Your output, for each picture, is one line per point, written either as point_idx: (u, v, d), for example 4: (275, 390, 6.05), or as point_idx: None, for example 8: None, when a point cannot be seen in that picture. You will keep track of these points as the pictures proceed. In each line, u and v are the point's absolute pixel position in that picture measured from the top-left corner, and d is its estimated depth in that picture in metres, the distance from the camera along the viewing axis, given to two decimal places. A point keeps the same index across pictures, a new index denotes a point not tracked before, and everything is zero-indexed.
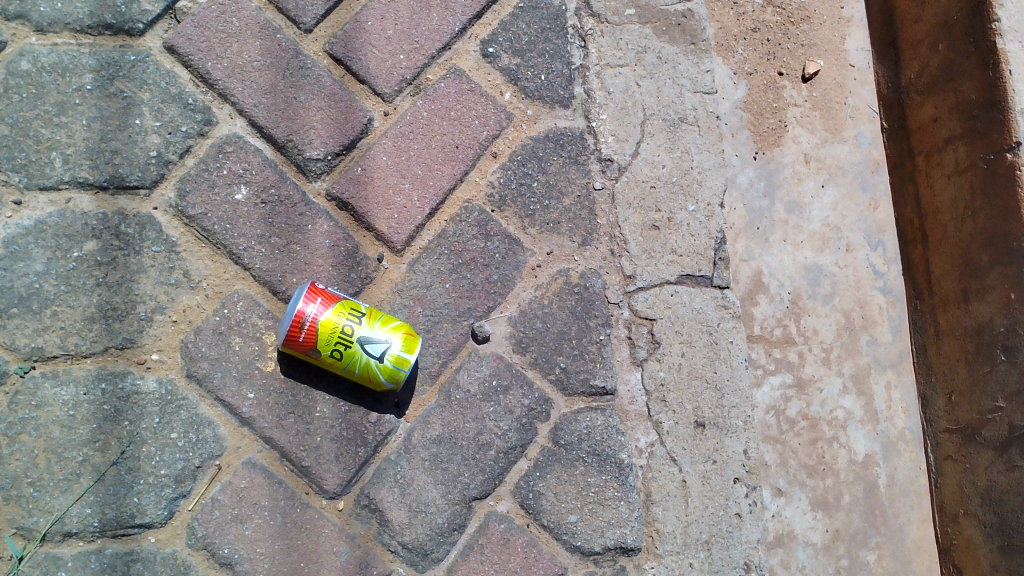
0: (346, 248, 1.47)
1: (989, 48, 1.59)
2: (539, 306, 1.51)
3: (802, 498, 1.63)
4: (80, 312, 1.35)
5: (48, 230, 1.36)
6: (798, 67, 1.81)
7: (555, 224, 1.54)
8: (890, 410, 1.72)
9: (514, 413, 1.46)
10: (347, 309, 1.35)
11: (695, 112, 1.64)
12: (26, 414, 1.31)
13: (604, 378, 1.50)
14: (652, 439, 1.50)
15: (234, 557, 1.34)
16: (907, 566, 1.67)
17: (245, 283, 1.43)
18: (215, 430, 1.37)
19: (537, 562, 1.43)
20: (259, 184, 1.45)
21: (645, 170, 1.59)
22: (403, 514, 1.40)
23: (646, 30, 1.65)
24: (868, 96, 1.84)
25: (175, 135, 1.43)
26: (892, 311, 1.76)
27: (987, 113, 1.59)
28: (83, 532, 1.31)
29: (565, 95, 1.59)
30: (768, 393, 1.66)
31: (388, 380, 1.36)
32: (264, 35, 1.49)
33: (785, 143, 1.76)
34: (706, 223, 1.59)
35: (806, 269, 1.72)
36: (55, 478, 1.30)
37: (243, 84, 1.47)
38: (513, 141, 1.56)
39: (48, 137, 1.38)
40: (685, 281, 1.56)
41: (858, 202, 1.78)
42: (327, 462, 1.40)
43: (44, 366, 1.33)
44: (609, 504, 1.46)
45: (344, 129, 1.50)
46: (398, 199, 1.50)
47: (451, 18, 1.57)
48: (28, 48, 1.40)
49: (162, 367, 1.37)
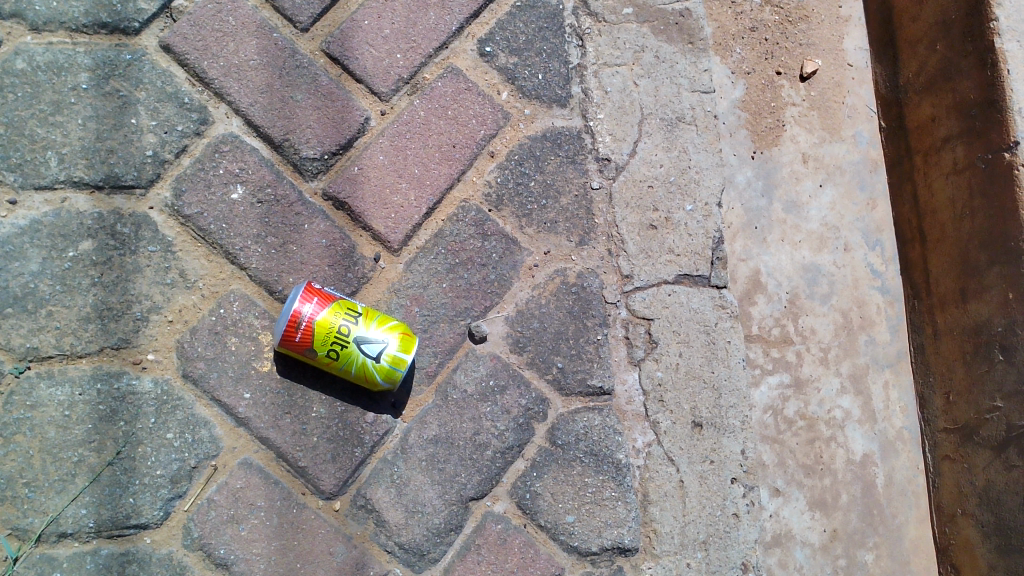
0: (342, 248, 1.46)
1: (987, 47, 1.59)
2: (536, 306, 1.51)
3: (799, 498, 1.63)
4: (75, 312, 1.35)
5: (43, 230, 1.36)
6: (796, 66, 1.81)
7: (552, 223, 1.54)
8: (888, 410, 1.72)
9: (511, 413, 1.46)
10: (343, 309, 1.35)
11: (693, 112, 1.64)
12: (21, 414, 1.31)
13: (602, 378, 1.50)
14: (650, 439, 1.50)
15: (230, 557, 1.34)
16: (905, 566, 1.67)
17: (241, 283, 1.42)
18: (210, 430, 1.37)
19: (534, 562, 1.43)
20: (255, 183, 1.44)
21: (642, 169, 1.58)
22: (400, 514, 1.40)
23: (643, 28, 1.65)
24: (866, 95, 1.84)
25: (171, 134, 1.42)
26: (890, 311, 1.76)
27: (985, 112, 1.59)
28: (79, 533, 1.30)
29: (562, 94, 1.59)
30: (766, 393, 1.65)
31: (385, 380, 1.36)
32: (259, 34, 1.48)
33: (783, 142, 1.76)
34: (704, 223, 1.59)
35: (804, 269, 1.72)
36: (50, 478, 1.30)
37: (238, 83, 1.46)
38: (511, 140, 1.56)
39: (43, 136, 1.37)
40: (683, 281, 1.56)
41: (856, 202, 1.78)
42: (323, 462, 1.39)
43: (39, 366, 1.33)
44: (607, 505, 1.46)
45: (340, 129, 1.49)
46: (394, 198, 1.49)
47: (448, 17, 1.57)
48: (23, 47, 1.39)
49: (157, 367, 1.37)
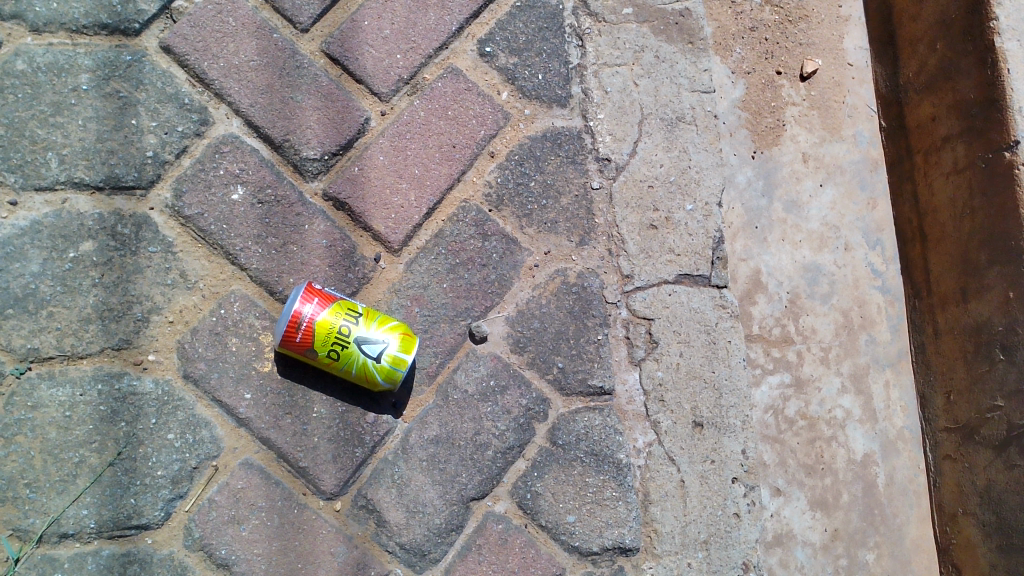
0: (343, 248, 1.47)
1: (988, 47, 1.59)
2: (537, 306, 1.51)
3: (801, 498, 1.63)
4: (76, 312, 1.35)
5: (44, 230, 1.36)
6: (796, 66, 1.81)
7: (552, 224, 1.54)
8: (889, 409, 1.72)
9: (512, 413, 1.46)
10: (344, 309, 1.35)
11: (693, 112, 1.64)
12: (23, 415, 1.31)
13: (602, 377, 1.50)
14: (651, 439, 1.50)
15: (231, 558, 1.34)
16: (906, 566, 1.67)
17: (242, 283, 1.42)
18: (212, 431, 1.37)
19: (535, 563, 1.43)
20: (256, 184, 1.45)
21: (642, 169, 1.58)
22: (401, 514, 1.40)
23: (643, 28, 1.65)
24: (867, 95, 1.84)
25: (171, 135, 1.42)
26: (891, 310, 1.76)
27: (985, 112, 1.59)
28: (80, 533, 1.30)
29: (563, 94, 1.59)
30: (767, 393, 1.66)
31: (386, 380, 1.36)
32: (260, 35, 1.49)
33: (783, 142, 1.76)
34: (704, 223, 1.59)
35: (805, 268, 1.72)
36: (52, 479, 1.30)
37: (239, 83, 1.46)
38: (511, 140, 1.56)
39: (44, 137, 1.38)
40: (683, 281, 1.56)
41: (856, 201, 1.78)
42: (324, 462, 1.39)
43: (40, 367, 1.33)
44: (608, 505, 1.46)
45: (341, 129, 1.49)
46: (395, 199, 1.49)
47: (448, 18, 1.57)
48: (23, 48, 1.39)
49: (158, 367, 1.37)
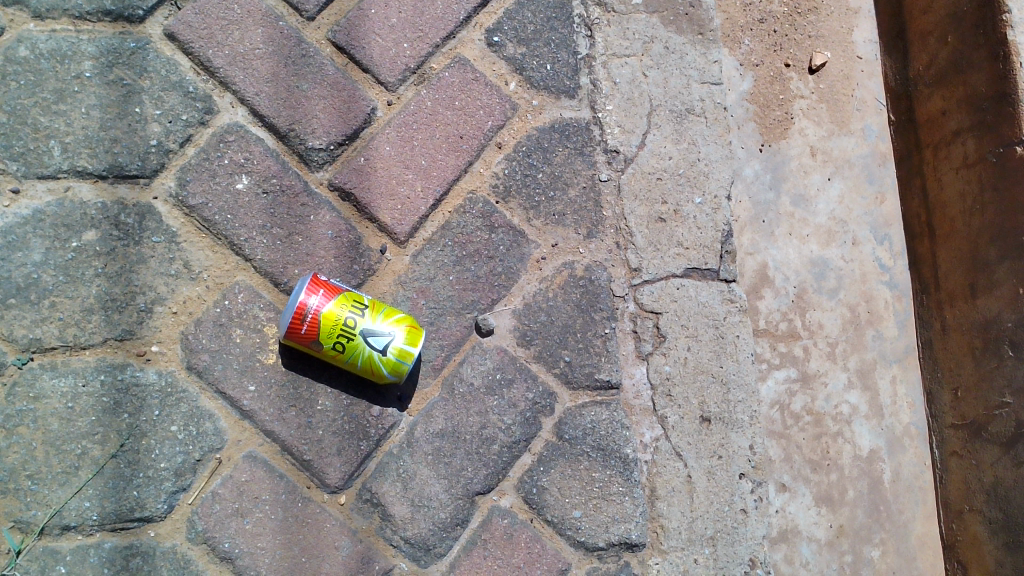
0: (348, 239, 1.45)
1: (999, 40, 1.57)
2: (544, 298, 1.49)
3: (806, 494, 1.62)
4: (79, 302, 1.33)
5: (46, 219, 1.34)
6: (805, 58, 1.79)
7: (560, 216, 1.52)
8: (896, 405, 1.71)
9: (518, 407, 1.45)
10: (349, 301, 1.33)
11: (702, 104, 1.62)
12: (24, 405, 1.30)
13: (609, 371, 1.49)
14: (657, 434, 1.49)
15: (234, 551, 1.33)
16: (911, 562, 1.66)
17: (246, 274, 1.41)
18: (215, 423, 1.36)
19: (540, 558, 1.42)
20: (261, 173, 1.43)
21: (652, 162, 1.57)
22: (406, 509, 1.39)
23: (653, 19, 1.63)
24: (876, 88, 1.82)
25: (175, 124, 1.41)
26: (898, 305, 1.75)
27: (997, 106, 1.57)
28: (82, 525, 1.29)
29: (571, 85, 1.57)
30: (772, 388, 1.64)
31: (391, 373, 1.34)
32: (265, 23, 1.47)
33: (792, 135, 1.74)
34: (712, 216, 1.58)
35: (812, 262, 1.70)
36: (54, 471, 1.29)
37: (244, 72, 1.44)
38: (518, 132, 1.54)
39: (46, 125, 1.36)
40: (692, 275, 1.55)
41: (864, 196, 1.76)
42: (328, 456, 1.38)
43: (43, 357, 1.32)
44: (614, 500, 1.44)
45: (347, 119, 1.48)
46: (401, 190, 1.48)
47: (456, 7, 1.55)
48: (26, 34, 1.37)
49: (162, 358, 1.36)
